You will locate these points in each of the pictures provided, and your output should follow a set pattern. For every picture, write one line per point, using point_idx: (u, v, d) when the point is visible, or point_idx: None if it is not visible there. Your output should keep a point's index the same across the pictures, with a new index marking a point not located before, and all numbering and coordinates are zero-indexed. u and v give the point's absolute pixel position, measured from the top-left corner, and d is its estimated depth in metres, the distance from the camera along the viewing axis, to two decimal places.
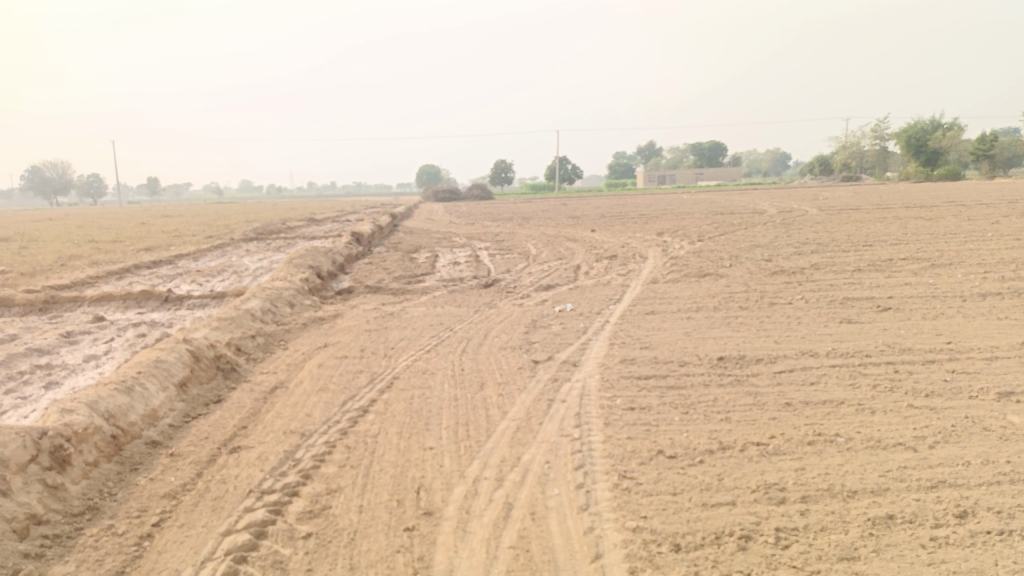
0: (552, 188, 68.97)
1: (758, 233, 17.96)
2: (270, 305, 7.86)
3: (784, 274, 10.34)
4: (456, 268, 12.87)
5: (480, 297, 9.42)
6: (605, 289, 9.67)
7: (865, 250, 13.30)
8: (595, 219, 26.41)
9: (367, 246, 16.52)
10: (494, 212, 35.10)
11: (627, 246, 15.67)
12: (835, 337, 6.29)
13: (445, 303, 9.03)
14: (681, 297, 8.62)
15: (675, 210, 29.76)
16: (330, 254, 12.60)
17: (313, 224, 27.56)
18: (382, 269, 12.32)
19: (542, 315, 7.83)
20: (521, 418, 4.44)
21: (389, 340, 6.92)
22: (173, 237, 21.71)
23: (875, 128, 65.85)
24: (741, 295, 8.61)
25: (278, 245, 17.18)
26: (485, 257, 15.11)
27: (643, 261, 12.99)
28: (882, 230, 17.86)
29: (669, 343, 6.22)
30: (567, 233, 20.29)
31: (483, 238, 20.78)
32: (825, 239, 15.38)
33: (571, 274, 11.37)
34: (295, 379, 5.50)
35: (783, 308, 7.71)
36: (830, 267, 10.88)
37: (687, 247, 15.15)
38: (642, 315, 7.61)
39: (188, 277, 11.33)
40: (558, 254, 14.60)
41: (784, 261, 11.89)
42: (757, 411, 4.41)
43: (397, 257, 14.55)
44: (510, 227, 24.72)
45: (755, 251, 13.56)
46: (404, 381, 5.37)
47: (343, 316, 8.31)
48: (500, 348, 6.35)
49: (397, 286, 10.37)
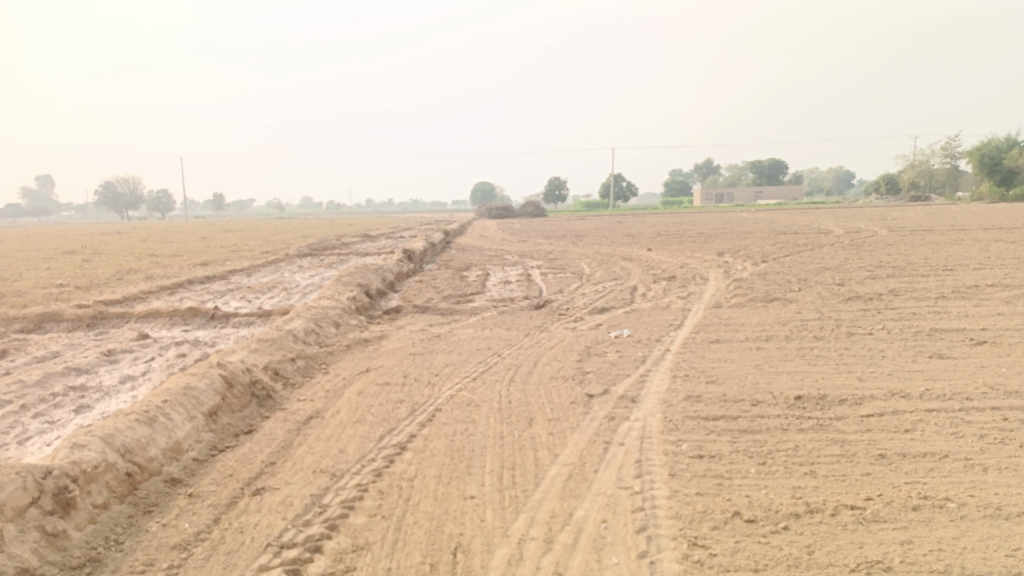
0: (606, 206, 68.27)
1: (826, 254, 17.07)
2: (313, 325, 7.58)
3: (859, 301, 9.61)
4: (508, 288, 12.47)
5: (532, 319, 8.98)
6: (664, 313, 9.12)
7: (946, 274, 12.35)
8: (651, 238, 25.74)
9: (418, 263, 16.30)
10: (548, 230, 34.78)
11: (687, 267, 15.05)
12: (928, 375, 5.62)
13: (494, 325, 8.62)
14: (747, 324, 8.02)
15: (734, 230, 28.81)
16: (380, 271, 12.38)
17: (367, 239, 27.69)
18: (432, 287, 12.01)
19: (597, 341, 7.35)
20: (575, 463, 3.96)
21: (434, 365, 6.53)
22: (230, 252, 22.02)
23: (946, 147, 63.16)
24: (814, 323, 7.96)
25: (330, 262, 17.14)
26: (537, 276, 14.69)
27: (704, 283, 12.36)
28: (961, 253, 16.72)
29: (739, 378, 5.66)
30: (623, 252, 19.74)
31: (536, 256, 20.41)
32: (900, 263, 14.44)
33: (628, 296, 10.84)
34: (332, 408, 5.14)
35: (863, 340, 7.04)
36: (910, 294, 10.07)
37: (750, 268, 14.43)
38: (707, 344, 7.06)
39: (237, 294, 11.24)
40: (613, 275, 14.07)
41: (858, 286, 11.11)
42: (846, 465, 3.83)
43: (448, 275, 14.26)
44: (564, 245, 24.27)
45: (824, 274, 12.77)
46: (447, 413, 4.95)
47: (389, 337, 7.98)
48: (551, 378, 5.88)
49: (446, 306, 10.02)
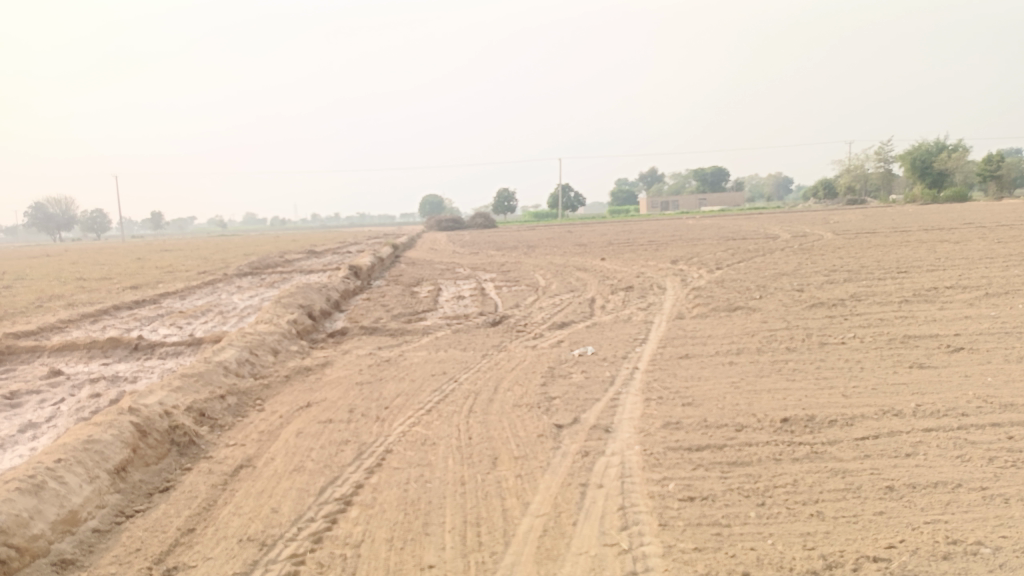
0: (555, 216, 68.29)
1: (779, 260, 16.99)
2: (249, 354, 6.88)
3: (823, 307, 9.35)
4: (461, 303, 11.90)
5: (489, 338, 8.43)
6: (627, 327, 8.68)
7: (901, 277, 12.27)
8: (603, 246, 25.49)
9: (366, 280, 15.60)
10: (499, 241, 34.35)
11: (643, 276, 14.71)
12: (915, 389, 5.28)
13: (448, 346, 8.03)
14: (715, 336, 7.64)
15: (684, 236, 28.85)
16: (324, 291, 11.67)
17: (313, 257, 26.72)
18: (380, 306, 11.35)
19: (561, 361, 6.84)
20: (549, 513, 3.43)
21: (384, 395, 5.91)
22: (165, 273, 20.87)
23: (880, 151, 65.23)
24: (784, 333, 7.62)
25: (273, 281, 16.28)
26: (491, 290, 14.16)
27: (662, 292, 12.03)
28: (910, 254, 16.85)
29: (717, 399, 5.22)
30: (577, 262, 19.38)
31: (488, 269, 19.89)
32: (854, 266, 14.38)
33: (587, 309, 10.39)
34: (267, 454, 4.50)
35: (838, 350, 6.70)
36: (872, 299, 9.87)
37: (706, 276, 14.17)
38: (676, 360, 6.62)
39: (168, 320, 10.38)
40: (569, 286, 13.63)
41: (819, 291, 10.90)
42: (854, 502, 3.41)
43: (397, 292, 13.60)
44: (516, 257, 23.82)
45: (782, 280, 12.56)
46: (399, 456, 4.35)
47: (334, 363, 7.32)
48: (514, 406, 5.34)
49: (396, 326, 9.38)
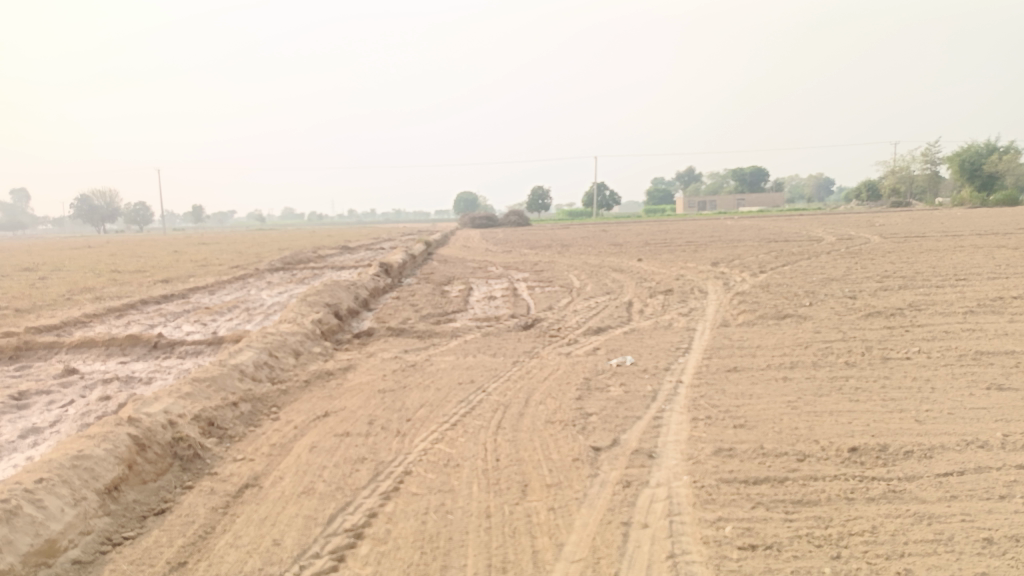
0: (590, 214, 67.60)
1: (825, 264, 16.24)
2: (267, 356, 6.53)
3: (881, 317, 8.70)
4: (492, 304, 11.48)
5: (520, 343, 7.96)
6: (668, 334, 8.14)
7: (961, 285, 11.50)
8: (640, 247, 24.87)
9: (397, 278, 15.28)
10: (532, 239, 33.88)
11: (682, 279, 14.12)
12: (999, 415, 4.69)
13: (478, 351, 7.60)
14: (765, 347, 7.08)
15: (723, 237, 28.07)
16: (352, 289, 11.34)
17: (345, 252, 26.59)
18: (409, 306, 10.97)
19: (597, 371, 6.36)
20: (586, 558, 2.97)
21: (407, 405, 5.50)
22: (198, 267, 20.85)
23: (927, 152, 63.17)
24: (840, 346, 7.03)
25: (303, 276, 16.06)
26: (523, 290, 13.70)
27: (704, 296, 11.45)
28: (967, 260, 15.96)
29: (773, 422, 4.70)
30: (613, 263, 18.82)
31: (522, 268, 19.45)
32: (908, 272, 13.60)
33: (624, 314, 9.86)
34: (275, 473, 4.12)
35: (903, 367, 6.11)
36: (933, 308, 9.17)
37: (749, 280, 13.53)
38: (724, 374, 6.09)
39: (193, 316, 10.14)
40: (605, 288, 13.11)
41: (873, 299, 10.22)
42: (948, 559, 2.88)
43: (428, 291, 13.23)
44: (550, 256, 23.34)
45: (831, 286, 11.88)
46: (419, 479, 3.93)
47: (357, 367, 6.94)
48: (546, 423, 4.88)
49: (424, 328, 8.99)
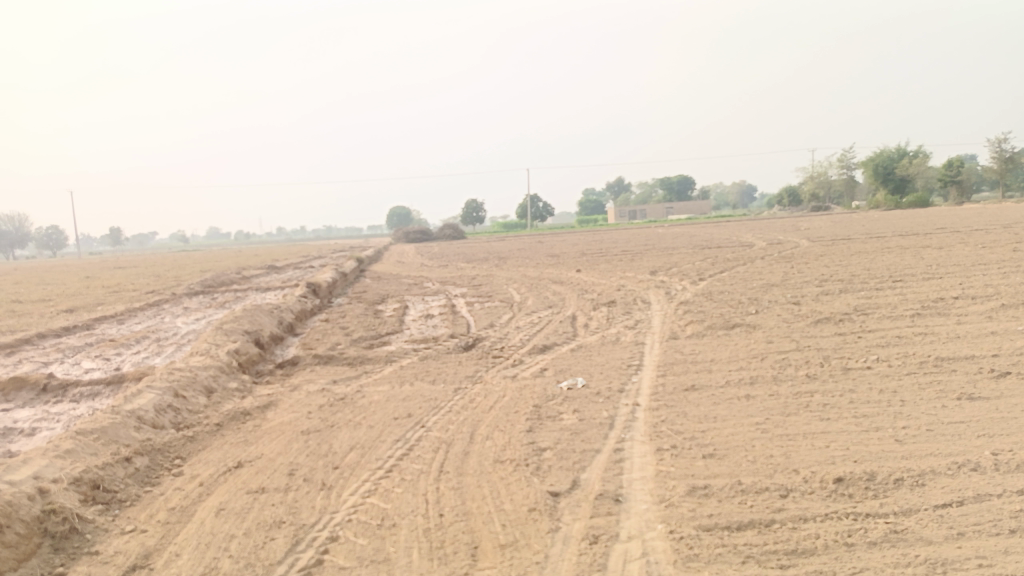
0: (525, 226, 67.54)
1: (762, 269, 16.23)
2: (173, 396, 5.74)
3: (830, 323, 8.48)
4: (429, 324, 10.84)
5: (460, 366, 7.36)
6: (618, 350, 7.69)
7: (899, 287, 11.51)
8: (577, 257, 24.58)
9: (326, 298, 14.45)
10: (467, 252, 33.33)
11: (624, 289, 13.80)
12: (980, 429, 4.37)
13: (415, 378, 6.97)
14: (720, 362, 6.69)
15: (658, 245, 28.14)
16: (276, 313, 10.52)
17: (272, 273, 25.41)
18: (339, 329, 10.21)
19: (546, 396, 5.82)
20: None
21: (336, 447, 4.84)
22: (109, 293, 19.40)
23: (843, 158, 65.75)
24: (797, 357, 6.70)
25: (223, 300, 15.02)
26: (461, 307, 13.12)
27: (648, 307, 11.11)
28: (897, 261, 16.22)
29: (745, 450, 4.26)
30: (552, 274, 18.41)
31: (459, 282, 18.83)
32: (844, 276, 13.61)
33: (569, 329, 9.37)
34: (171, 548, 3.41)
35: (866, 379, 5.79)
36: (878, 312, 9.04)
37: (691, 289, 13.29)
38: (683, 393, 5.65)
39: (94, 351, 9.12)
40: (546, 302, 12.63)
41: (818, 304, 10.05)
42: None
43: (359, 311, 12.47)
44: (486, 269, 22.81)
45: (774, 292, 11.71)
46: (348, 547, 3.30)
47: (279, 403, 6.21)
48: (495, 464, 4.31)
49: (355, 353, 8.27)
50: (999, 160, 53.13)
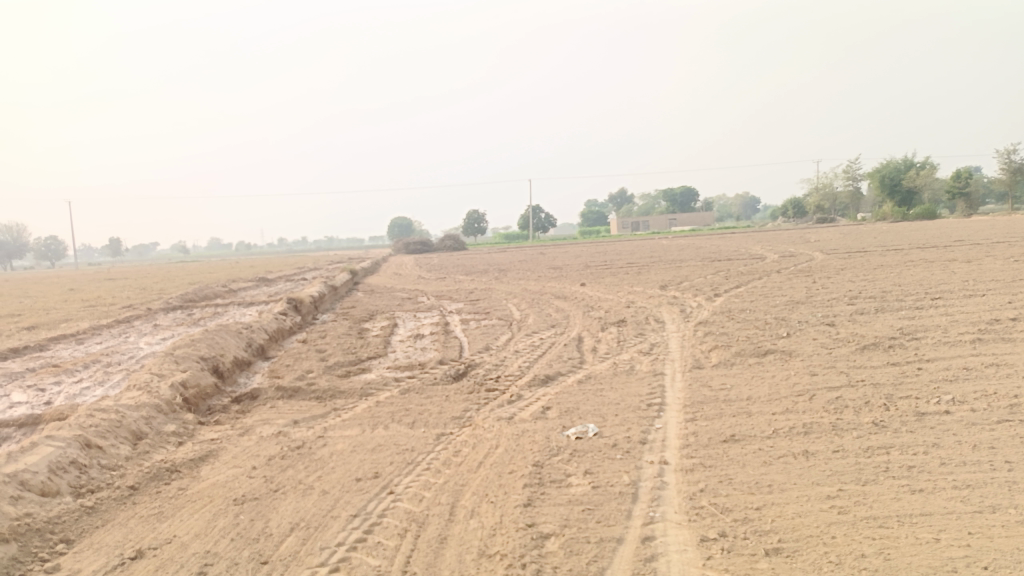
0: (527, 238, 66.49)
1: (781, 284, 15.04)
2: (82, 448, 4.59)
3: (878, 351, 7.29)
4: (417, 346, 9.67)
5: (448, 403, 6.19)
6: (633, 384, 6.51)
7: (941, 306, 10.32)
8: (580, 270, 23.39)
9: (309, 315, 13.33)
10: (466, 265, 32.18)
11: (633, 306, 12.64)
12: None
13: (392, 419, 5.80)
14: (760, 402, 5.52)
15: (664, 257, 26.96)
16: (244, 334, 9.38)
17: (261, 285, 24.26)
18: (315, 353, 9.05)
19: (551, 448, 4.66)
20: None
21: (273, 527, 3.68)
22: (82, 307, 18.23)
23: (848, 170, 64.72)
24: (853, 397, 5.52)
25: (199, 316, 13.88)
26: (456, 325, 11.97)
27: (662, 328, 9.94)
28: (926, 275, 15.04)
29: (824, 546, 3.10)
30: (554, 289, 17.24)
31: (455, 297, 17.69)
32: (875, 292, 12.40)
33: (574, 355, 8.19)
34: None
35: (950, 429, 4.61)
36: (929, 338, 7.86)
37: (707, 306, 12.11)
38: (722, 447, 4.48)
39: (31, 378, 7.96)
40: (548, 321, 11.48)
41: (857, 327, 8.86)
42: None
43: (343, 331, 11.32)
44: (485, 283, 21.65)
45: (800, 311, 10.54)
46: None
47: (221, 455, 5.05)
48: (479, 563, 3.14)
49: (326, 384, 7.11)
50: (1009, 171, 51.94)
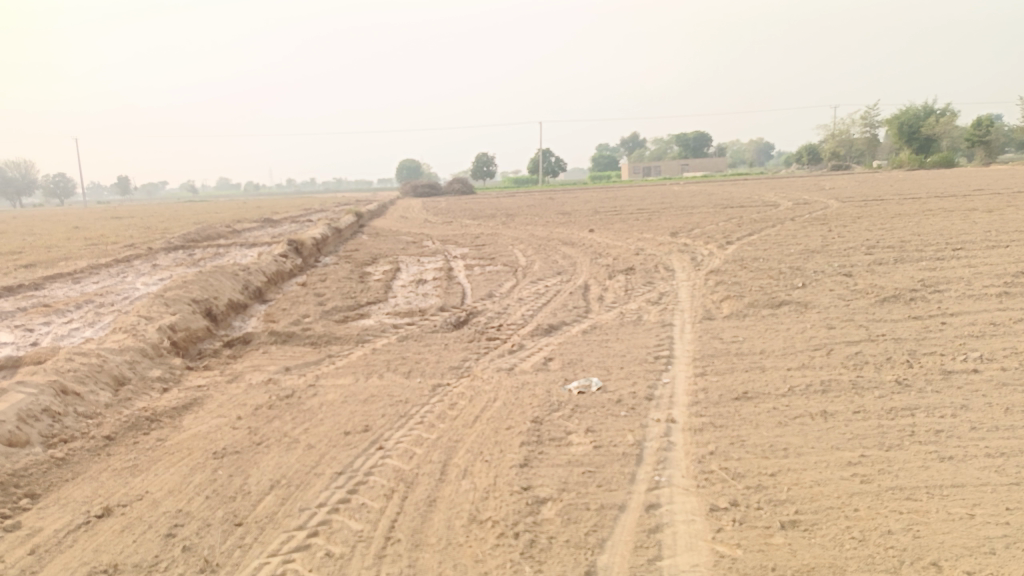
0: (536, 182, 65.62)
1: (796, 232, 14.60)
2: (57, 395, 4.36)
3: (899, 304, 6.94)
4: (419, 292, 9.38)
5: (447, 352, 5.92)
6: (640, 335, 6.21)
7: (963, 258, 9.90)
8: (589, 216, 22.91)
9: (310, 257, 13.03)
10: (474, 208, 31.70)
11: (642, 253, 12.27)
12: None
13: (387, 367, 5.54)
14: (775, 357, 5.22)
15: (675, 204, 26.39)
16: (240, 276, 9.10)
17: (266, 227, 23.95)
18: (314, 296, 8.78)
19: (552, 403, 4.40)
20: None
21: (252, 485, 3.44)
22: (84, 246, 18.03)
23: (867, 116, 63.06)
24: (873, 352, 5.21)
25: (199, 257, 13.61)
26: (460, 270, 11.67)
27: (672, 276, 9.61)
28: (946, 225, 14.55)
29: (845, 521, 2.83)
30: (562, 235, 16.85)
31: (461, 241, 17.35)
32: (894, 242, 11.96)
33: (580, 303, 7.89)
34: None
35: (979, 390, 4.30)
36: (952, 290, 7.49)
37: (719, 254, 11.73)
38: (734, 406, 4.19)
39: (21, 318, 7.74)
40: (555, 267, 11.14)
41: (876, 278, 8.49)
42: None
43: (343, 274, 11.04)
44: (493, 227, 21.25)
45: (816, 261, 10.14)
46: None
47: (205, 403, 4.82)
48: (469, 531, 2.90)
49: (322, 330, 6.86)
50: None
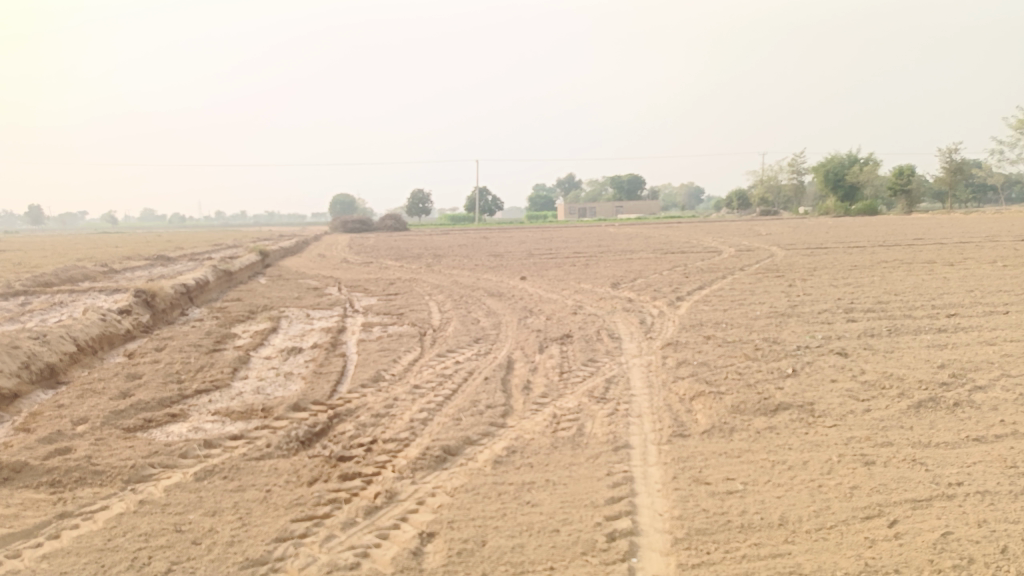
0: (471, 220, 63.64)
1: (752, 287, 12.74)
2: None
3: (942, 413, 4.88)
4: (283, 369, 6.91)
5: (261, 513, 3.53)
6: (582, 473, 3.95)
7: (971, 328, 8.05)
8: (522, 259, 20.80)
9: (168, 312, 10.38)
10: (400, 248, 29.21)
11: (580, 312, 10.11)
12: None
13: (136, 559, 3.09)
14: (814, 546, 3.03)
15: (612, 248, 24.57)
16: (20, 349, 6.44)
17: (155, 265, 20.86)
18: (123, 380, 6.21)
19: None
20: None
21: None
22: None
23: (795, 164, 63.85)
24: (972, 532, 3.09)
25: (25, 309, 10.75)
26: (354, 332, 9.23)
27: (619, 350, 7.43)
28: (915, 281, 12.92)
29: None
30: (488, 283, 14.62)
31: (373, 288, 14.91)
32: (872, 304, 10.14)
33: (495, 397, 5.58)
34: None
35: None
36: (998, 387, 5.48)
37: (671, 316, 9.68)
38: None
39: None
40: (471, 332, 8.83)
41: (884, 362, 6.48)
42: None
43: (196, 339, 8.47)
44: (415, 271, 18.86)
45: (793, 330, 8.16)
46: None
47: None
48: None
49: (84, 456, 4.34)
50: (950, 170, 51.44)
